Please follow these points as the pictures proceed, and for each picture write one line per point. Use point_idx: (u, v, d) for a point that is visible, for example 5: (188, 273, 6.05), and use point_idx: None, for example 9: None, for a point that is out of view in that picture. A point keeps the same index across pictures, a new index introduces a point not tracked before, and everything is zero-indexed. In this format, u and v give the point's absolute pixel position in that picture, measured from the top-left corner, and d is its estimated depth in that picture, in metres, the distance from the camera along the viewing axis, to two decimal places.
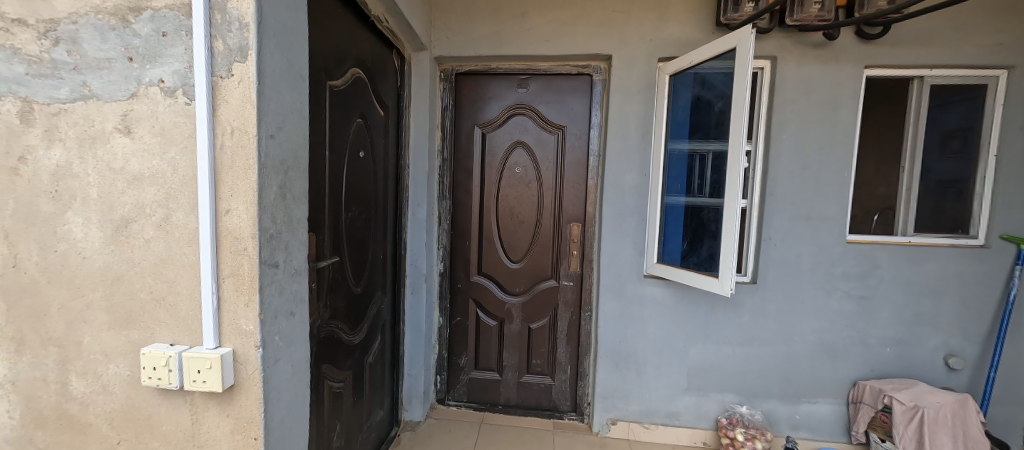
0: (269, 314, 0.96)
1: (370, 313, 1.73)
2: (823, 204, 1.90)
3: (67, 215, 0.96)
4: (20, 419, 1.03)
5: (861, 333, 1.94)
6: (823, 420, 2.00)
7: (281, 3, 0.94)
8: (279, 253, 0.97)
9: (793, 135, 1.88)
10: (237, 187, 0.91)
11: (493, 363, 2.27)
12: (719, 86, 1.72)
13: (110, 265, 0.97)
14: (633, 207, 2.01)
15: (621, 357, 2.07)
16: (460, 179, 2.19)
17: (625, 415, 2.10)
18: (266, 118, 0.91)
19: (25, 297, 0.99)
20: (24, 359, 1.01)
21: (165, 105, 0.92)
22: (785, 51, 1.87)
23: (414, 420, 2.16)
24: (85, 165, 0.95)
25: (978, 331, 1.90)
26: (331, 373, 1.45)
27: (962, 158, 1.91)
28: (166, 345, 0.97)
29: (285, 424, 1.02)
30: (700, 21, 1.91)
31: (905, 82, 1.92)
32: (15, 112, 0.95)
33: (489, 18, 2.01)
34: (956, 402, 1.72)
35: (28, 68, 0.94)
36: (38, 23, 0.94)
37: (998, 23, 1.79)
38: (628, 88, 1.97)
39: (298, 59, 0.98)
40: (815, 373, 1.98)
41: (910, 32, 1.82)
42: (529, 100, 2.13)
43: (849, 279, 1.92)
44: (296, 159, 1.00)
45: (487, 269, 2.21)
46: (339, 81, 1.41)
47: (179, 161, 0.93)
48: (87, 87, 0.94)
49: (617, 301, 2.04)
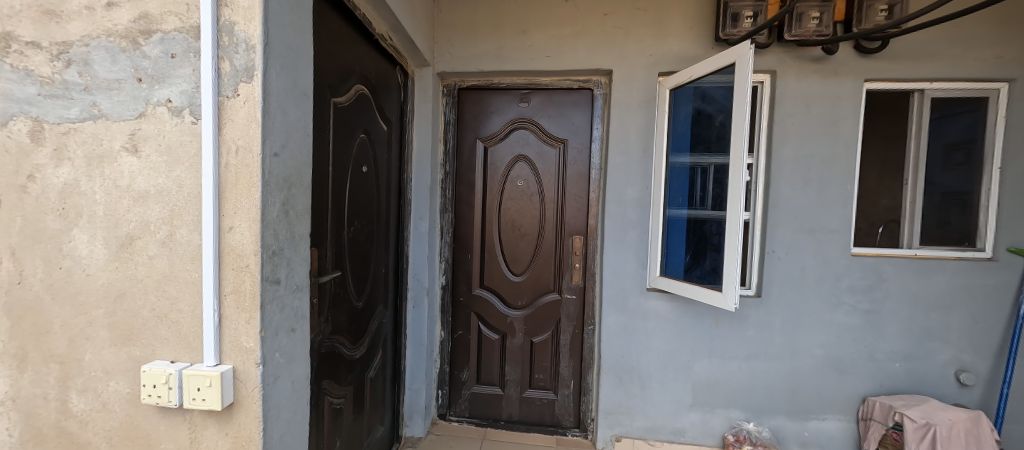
0: (270, 330, 0.96)
1: (371, 328, 1.71)
2: (827, 218, 1.89)
3: (72, 233, 0.98)
4: (19, 437, 1.02)
5: (869, 347, 1.92)
6: (832, 437, 1.96)
7: (288, 23, 0.96)
8: (281, 269, 0.98)
9: (795, 149, 1.89)
10: (240, 205, 0.92)
11: (495, 378, 2.25)
12: (719, 100, 1.73)
13: (113, 281, 0.98)
14: (635, 219, 2.00)
15: (624, 371, 2.04)
16: (461, 192, 2.20)
17: (630, 431, 2.07)
18: (270, 136, 0.92)
19: (29, 314, 1.00)
20: (26, 376, 1.01)
21: (173, 124, 0.94)
22: (784, 65, 1.88)
23: (414, 436, 2.14)
24: (93, 184, 0.96)
25: (990, 346, 1.86)
26: (330, 389, 1.44)
27: (966, 170, 1.90)
28: (167, 362, 0.97)
29: (284, 441, 1.02)
30: (699, 36, 1.93)
31: (906, 95, 1.92)
32: (26, 131, 0.97)
33: (490, 36, 2.04)
34: (967, 420, 1.69)
35: (40, 89, 0.97)
36: (51, 46, 0.96)
37: (997, 37, 1.80)
38: (629, 103, 1.99)
39: (302, 79, 1.01)
40: (822, 389, 1.95)
41: (909, 46, 1.83)
42: (531, 114, 2.15)
43: (855, 292, 1.90)
44: (300, 176, 1.01)
45: (489, 282, 2.21)
46: (342, 97, 1.42)
47: (184, 179, 0.94)
48: (97, 106, 0.96)
49: (619, 314, 2.03)
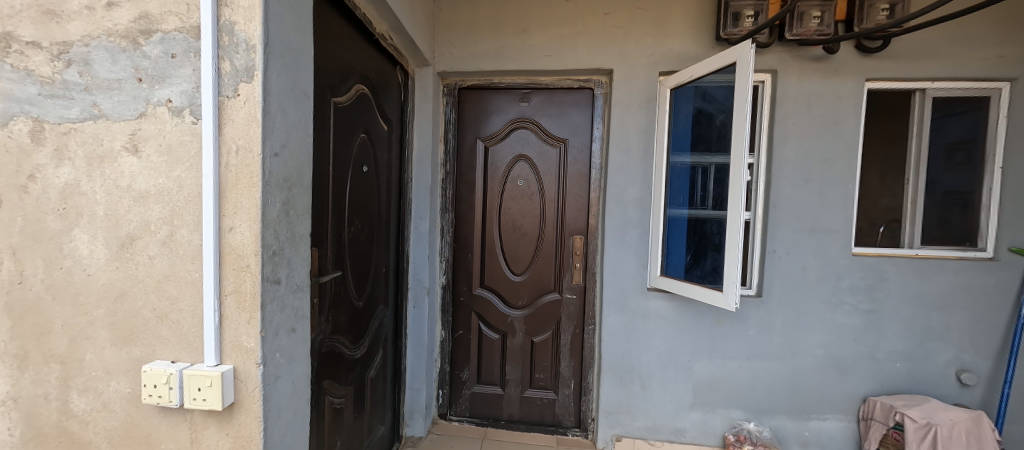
0: (270, 330, 0.96)
1: (371, 328, 1.71)
2: (827, 218, 1.89)
3: (73, 233, 0.98)
4: (19, 436, 1.02)
5: (869, 347, 1.91)
6: (833, 437, 1.96)
7: (288, 24, 0.96)
8: (282, 269, 0.98)
9: (796, 149, 1.88)
10: (240, 205, 0.92)
11: (495, 378, 2.25)
12: (720, 99, 1.73)
13: (114, 281, 0.98)
14: (636, 219, 2.00)
15: (625, 371, 2.04)
16: (461, 192, 2.20)
17: (630, 431, 2.07)
18: (271, 136, 0.92)
19: (29, 314, 1.00)
20: (26, 376, 1.01)
21: (173, 124, 0.94)
22: (785, 65, 1.88)
23: (415, 436, 2.14)
24: (93, 184, 0.96)
25: (991, 346, 1.86)
26: (331, 389, 1.44)
27: (967, 170, 1.89)
28: (167, 362, 0.97)
29: (285, 441, 1.02)
30: (700, 36, 1.93)
31: (907, 94, 1.91)
32: (26, 131, 0.97)
33: (491, 35, 2.04)
34: (969, 420, 1.69)
35: (40, 89, 0.97)
36: (52, 46, 0.96)
37: (999, 36, 1.79)
38: (629, 102, 1.98)
39: (303, 78, 1.00)
40: (823, 389, 1.95)
41: (910, 45, 1.82)
42: (531, 114, 2.15)
43: (855, 292, 1.90)
44: (300, 176, 1.01)
45: (489, 282, 2.21)
46: (342, 97, 1.42)
47: (184, 179, 0.94)
48: (97, 106, 0.96)
49: (619, 314, 2.03)
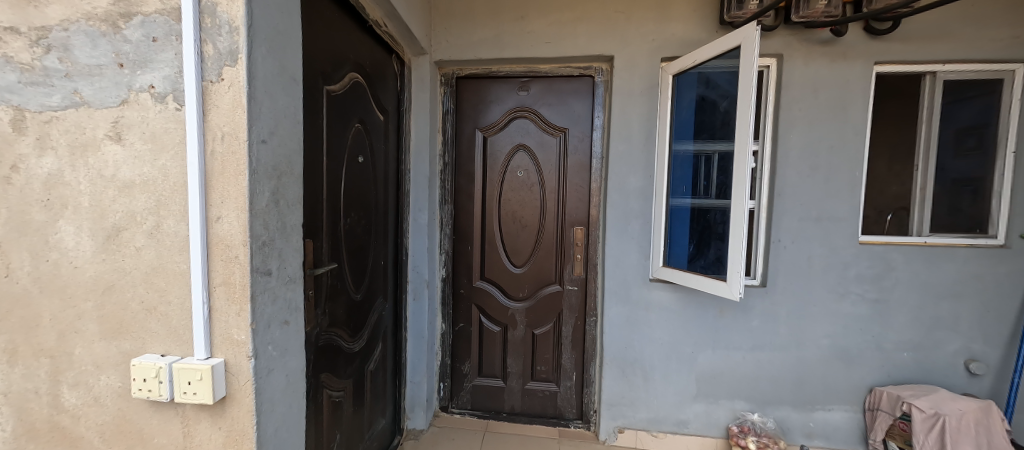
0: (262, 323, 0.94)
1: (371, 321, 1.70)
2: (834, 205, 1.85)
3: (57, 224, 0.95)
4: (11, 431, 1.01)
5: (876, 337, 1.88)
6: (838, 428, 1.93)
7: (274, 6, 0.92)
8: (272, 260, 0.95)
9: (801, 136, 1.84)
10: (227, 194, 0.89)
11: (496, 370, 2.23)
12: (724, 85, 1.68)
13: (101, 273, 0.96)
14: (638, 209, 1.97)
15: (627, 362, 2.02)
16: (461, 183, 2.17)
17: (632, 422, 2.04)
18: (257, 123, 0.89)
19: (16, 308, 0.98)
20: (16, 371, 0.99)
21: (156, 111, 0.91)
22: (791, 49, 1.83)
23: (417, 429, 2.13)
24: (77, 174, 0.94)
25: (1000, 336, 1.82)
26: (330, 382, 1.42)
27: (978, 156, 1.84)
28: (157, 356, 0.95)
29: (280, 435, 1.00)
30: (702, 20, 1.88)
31: (917, 78, 1.86)
32: (7, 120, 0.95)
33: (489, 21, 1.99)
34: (977, 410, 1.65)
35: (20, 76, 0.94)
36: (30, 31, 0.93)
37: (1012, 15, 1.73)
38: (631, 89, 1.93)
39: (291, 63, 0.97)
40: (828, 380, 1.92)
41: (920, 27, 1.77)
42: (530, 103, 2.11)
43: (862, 281, 1.86)
44: (290, 164, 0.97)
45: (490, 274, 2.18)
46: (337, 85, 1.39)
47: (169, 167, 0.91)
48: (79, 94, 0.93)
49: (622, 306, 2.00)
